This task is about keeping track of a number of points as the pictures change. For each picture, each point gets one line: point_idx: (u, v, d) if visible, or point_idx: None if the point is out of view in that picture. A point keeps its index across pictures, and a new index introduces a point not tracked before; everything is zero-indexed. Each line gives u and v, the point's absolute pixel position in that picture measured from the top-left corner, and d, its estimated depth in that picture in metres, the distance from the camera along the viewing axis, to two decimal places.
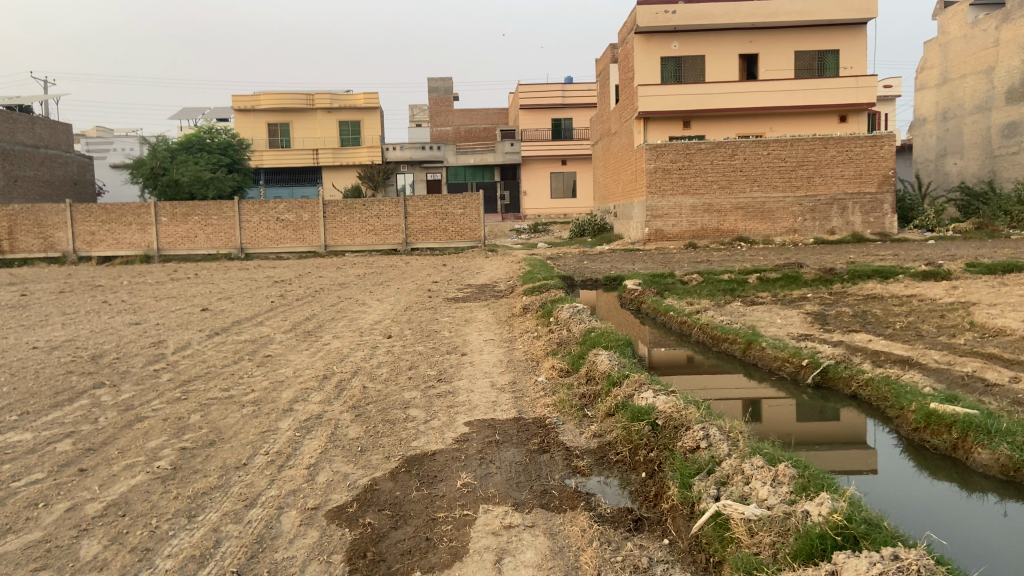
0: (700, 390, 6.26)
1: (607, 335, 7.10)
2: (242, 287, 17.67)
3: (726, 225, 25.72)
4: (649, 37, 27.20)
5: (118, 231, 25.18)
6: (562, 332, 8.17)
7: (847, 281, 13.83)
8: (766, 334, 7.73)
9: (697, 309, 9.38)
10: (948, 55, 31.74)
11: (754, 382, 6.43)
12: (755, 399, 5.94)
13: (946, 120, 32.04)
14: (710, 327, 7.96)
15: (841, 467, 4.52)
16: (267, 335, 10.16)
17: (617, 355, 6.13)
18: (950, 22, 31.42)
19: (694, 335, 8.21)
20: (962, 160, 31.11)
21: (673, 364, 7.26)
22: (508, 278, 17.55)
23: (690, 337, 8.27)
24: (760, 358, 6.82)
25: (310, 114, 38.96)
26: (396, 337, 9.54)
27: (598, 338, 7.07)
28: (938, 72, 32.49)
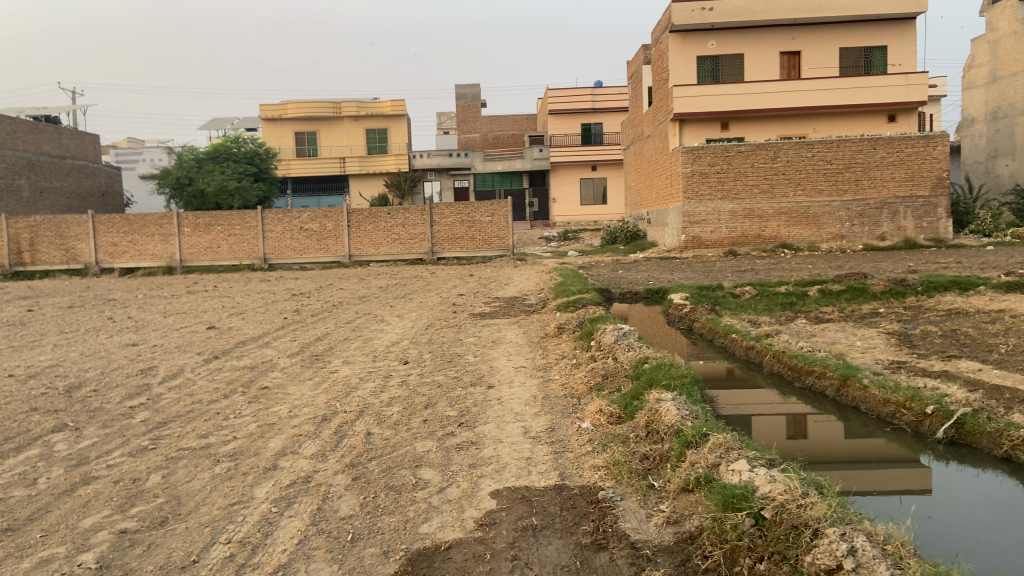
0: (790, 444, 4.99)
1: (666, 369, 5.77)
2: (258, 302, 16.62)
3: (768, 231, 24.17)
4: (685, 35, 25.75)
5: (140, 242, 24.41)
6: (607, 361, 6.88)
7: (921, 295, 12.30)
8: (860, 365, 6.38)
9: (768, 331, 7.88)
10: (997, 52, 29.89)
11: (861, 434, 5.12)
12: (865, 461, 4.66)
13: (995, 121, 30.17)
14: (788, 356, 6.62)
15: (993, 555, 3.34)
16: (270, 359, 8.99)
17: (685, 402, 4.81)
18: (999, 18, 29.55)
19: (766, 365, 6.86)
20: (1014, 162, 29.22)
21: (749, 402, 5.96)
22: (540, 290, 16.29)
23: (766, 369, 6.83)
24: (861, 400, 5.50)
25: (337, 122, 38.21)
26: (413, 363, 8.31)
27: (655, 373, 5.75)
28: (987, 71, 30.60)
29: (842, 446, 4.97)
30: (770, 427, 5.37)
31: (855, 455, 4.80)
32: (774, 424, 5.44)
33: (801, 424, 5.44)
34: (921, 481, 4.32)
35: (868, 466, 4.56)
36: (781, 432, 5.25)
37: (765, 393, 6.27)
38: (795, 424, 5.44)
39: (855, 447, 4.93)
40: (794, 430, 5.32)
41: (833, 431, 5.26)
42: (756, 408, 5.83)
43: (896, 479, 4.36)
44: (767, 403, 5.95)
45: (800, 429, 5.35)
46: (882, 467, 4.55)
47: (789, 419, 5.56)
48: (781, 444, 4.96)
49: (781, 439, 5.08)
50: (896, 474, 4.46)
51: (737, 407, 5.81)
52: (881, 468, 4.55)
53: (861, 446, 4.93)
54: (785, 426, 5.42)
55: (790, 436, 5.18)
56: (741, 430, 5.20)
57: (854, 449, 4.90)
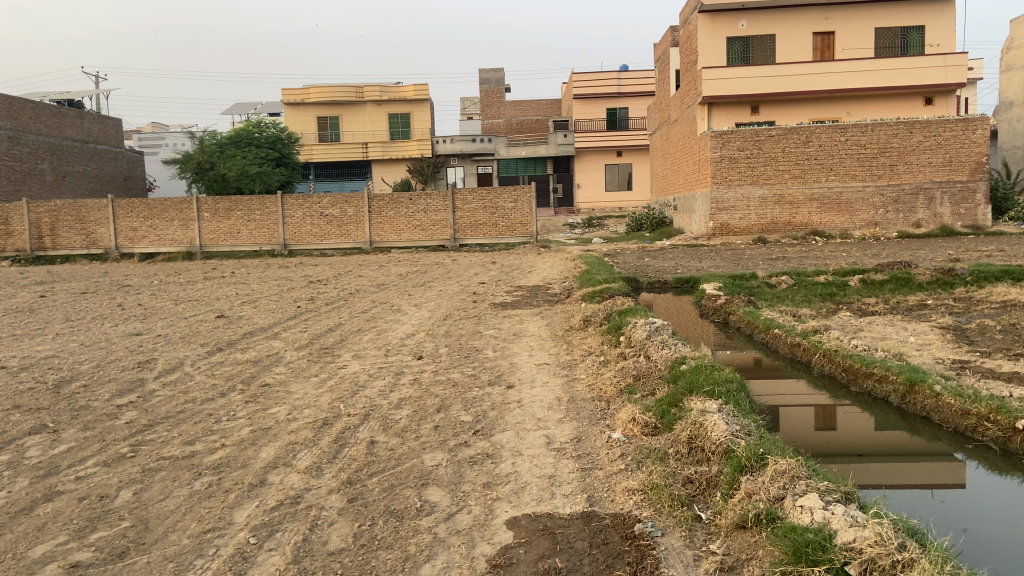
0: (829, 445, 4.60)
1: (709, 372, 5.09)
2: (274, 289, 16.16)
3: (799, 218, 23.25)
4: (715, 15, 24.80)
5: (160, 227, 24.09)
6: (638, 359, 6.23)
7: (973, 285, 11.41)
8: (924, 367, 5.67)
9: (816, 326, 7.10)
10: None
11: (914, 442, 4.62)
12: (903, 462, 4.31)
13: None
14: (842, 357, 5.88)
15: None
16: (276, 352, 8.44)
17: (735, 415, 4.14)
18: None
19: (816, 366, 6.14)
20: None
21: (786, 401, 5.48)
22: (564, 278, 15.61)
23: (818, 372, 6.08)
24: (930, 409, 4.83)
25: (359, 107, 37.67)
26: (428, 359, 7.71)
27: (696, 376, 5.06)
28: None
29: (873, 438, 4.73)
30: (797, 418, 5.09)
31: (883, 447, 4.57)
32: (801, 415, 5.18)
33: (830, 416, 5.16)
34: (983, 492, 3.85)
35: (895, 461, 4.34)
36: (808, 423, 5.00)
37: (798, 386, 5.89)
38: (825, 416, 5.17)
39: (884, 439, 4.69)
40: (823, 421, 5.06)
41: (882, 436, 4.75)
42: (787, 398, 5.54)
43: (926, 472, 4.15)
44: (797, 394, 5.65)
45: (829, 420, 5.09)
46: (912, 461, 4.33)
47: (817, 410, 5.27)
48: (810, 435, 4.74)
49: (810, 430, 4.83)
50: (925, 468, 4.23)
51: (765, 397, 5.52)
52: (911, 462, 4.34)
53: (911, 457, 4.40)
54: (813, 417, 5.15)
55: (818, 428, 4.92)
56: (780, 434, 4.71)
57: (885, 442, 4.65)
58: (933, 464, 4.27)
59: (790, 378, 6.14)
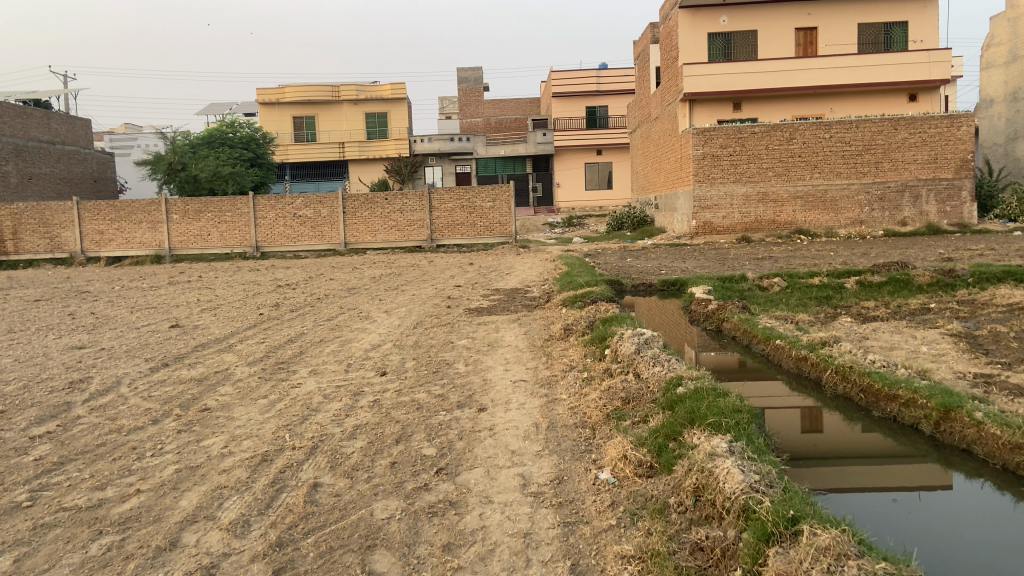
0: (812, 447, 4.48)
1: (716, 400, 4.29)
2: (240, 295, 15.28)
3: (783, 216, 22.73)
4: (696, 10, 24.21)
5: (127, 230, 23.06)
6: (627, 377, 5.51)
7: (974, 286, 10.80)
8: (942, 382, 5.12)
9: (824, 337, 6.39)
10: (1018, 29, 28.39)
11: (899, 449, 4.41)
12: (883, 463, 4.24)
13: (1016, 101, 28.69)
14: (863, 376, 5.16)
15: None
16: (226, 369, 7.62)
17: (749, 461, 3.41)
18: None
19: (828, 385, 5.44)
20: None
21: (776, 411, 5.14)
22: (545, 281, 14.87)
23: (831, 394, 5.37)
24: (949, 434, 4.29)
25: (335, 105, 36.76)
26: (392, 375, 6.94)
27: (697, 403, 4.30)
28: (1007, 49, 29.08)
29: (859, 441, 4.59)
30: (783, 420, 4.95)
31: (865, 449, 4.48)
32: (788, 416, 5.03)
33: (815, 418, 5.01)
34: (1001, 522, 3.49)
35: (873, 462, 4.27)
36: (794, 426, 4.84)
37: (800, 400, 5.39)
38: (811, 417, 5.01)
39: (875, 445, 4.51)
40: (811, 424, 4.89)
41: (863, 440, 4.60)
42: (771, 399, 5.42)
43: (909, 476, 4.06)
44: (779, 396, 5.52)
45: (815, 422, 4.93)
46: (891, 462, 4.27)
47: (803, 412, 5.13)
48: (796, 438, 4.61)
49: (795, 432, 4.72)
50: (908, 469, 4.16)
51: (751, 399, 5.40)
52: (900, 464, 4.23)
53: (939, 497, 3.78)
54: (799, 419, 4.99)
55: (804, 429, 4.80)
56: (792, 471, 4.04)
57: (866, 442, 4.56)
58: (906, 465, 4.21)
59: (798, 399, 5.46)
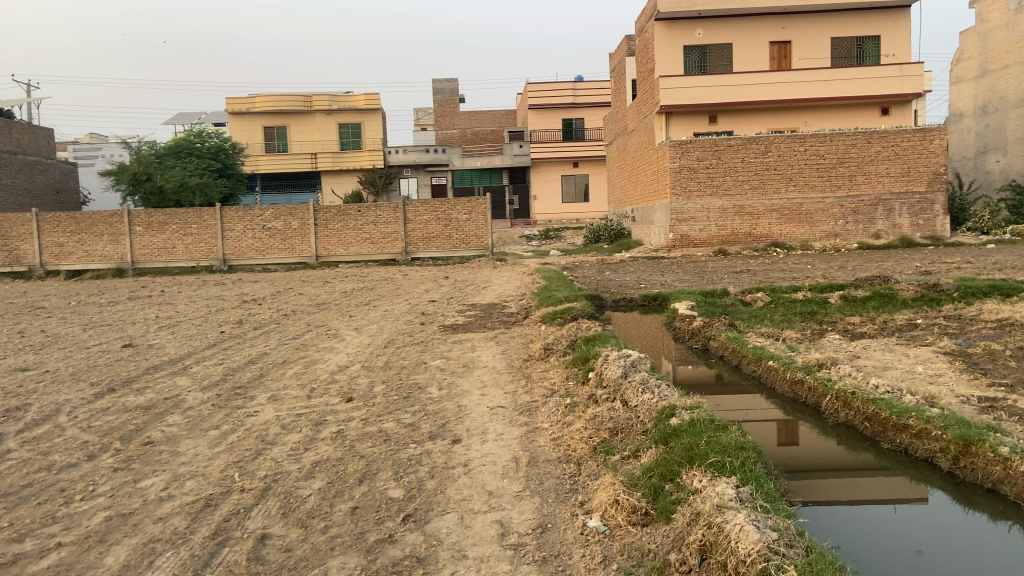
0: (788, 458, 4.39)
1: (726, 439, 3.80)
2: (204, 310, 14.66)
3: (759, 229, 22.55)
4: (671, 22, 24.07)
5: (88, 242, 22.25)
6: (614, 405, 5.06)
7: (960, 301, 10.53)
8: (947, 407, 4.76)
9: (820, 359, 5.98)
10: (988, 44, 28.68)
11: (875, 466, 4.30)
12: (857, 475, 4.19)
13: (986, 115, 28.94)
14: (878, 406, 4.64)
15: None
16: (177, 395, 7.06)
17: (766, 517, 2.96)
18: (990, 9, 28.32)
19: (829, 413, 5.02)
20: (1005, 157, 28.01)
21: (757, 428, 4.94)
22: (522, 296, 14.41)
23: (833, 423, 4.95)
24: (971, 474, 3.89)
25: (307, 116, 36.13)
26: (358, 401, 6.44)
27: (700, 443, 3.80)
28: (977, 64, 29.36)
29: (834, 454, 4.51)
30: (761, 432, 4.87)
31: (836, 460, 4.43)
32: (765, 429, 4.96)
33: (792, 431, 4.93)
34: (989, 547, 3.34)
35: (849, 475, 4.20)
36: (769, 438, 4.73)
37: (796, 427, 5.01)
38: (787, 430, 4.92)
39: (859, 465, 4.33)
40: (788, 437, 4.78)
41: (840, 456, 4.49)
42: (746, 413, 5.34)
43: (883, 488, 4.01)
44: (755, 409, 5.45)
45: (791, 436, 4.84)
46: (864, 474, 4.20)
47: (780, 424, 5.06)
48: (774, 451, 4.47)
49: (771, 444, 4.62)
50: (883, 482, 4.09)
51: (726, 412, 5.32)
52: (872, 477, 4.18)
53: (924, 518, 3.64)
54: (776, 433, 4.90)
55: (780, 442, 4.71)
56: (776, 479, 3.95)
57: (837, 455, 4.51)
58: (878, 479, 4.14)
59: (796, 427, 5.03)
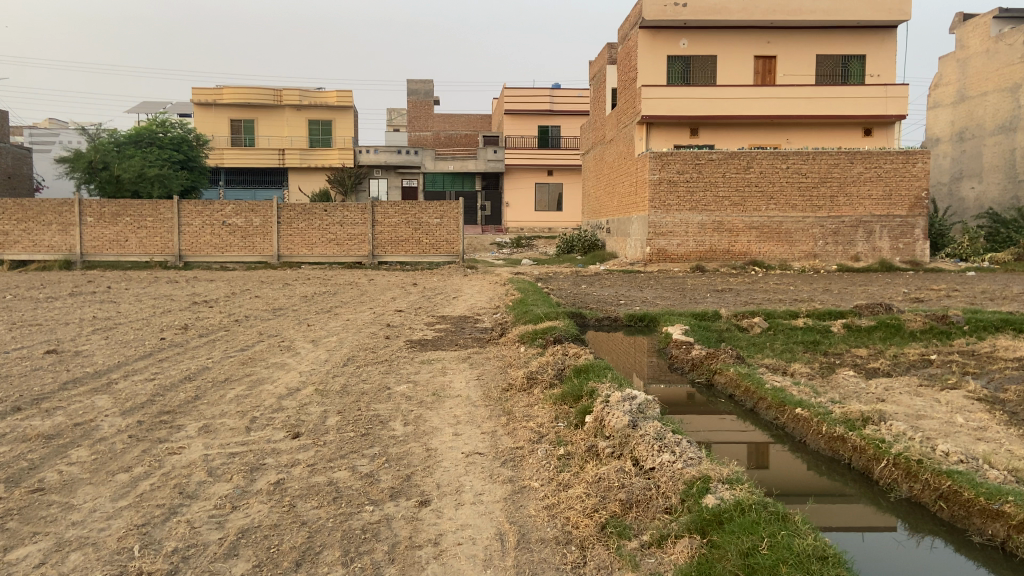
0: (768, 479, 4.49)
1: (805, 546, 2.89)
2: (150, 311, 13.35)
3: (737, 247, 21.82)
4: (655, 31, 23.34)
5: (35, 231, 20.69)
6: (634, 467, 4.08)
7: (972, 336, 9.74)
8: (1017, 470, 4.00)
9: (869, 412, 5.02)
10: (967, 70, 28.48)
11: (853, 498, 4.31)
12: (824, 498, 4.29)
13: (962, 141, 28.74)
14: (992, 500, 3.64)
15: None
16: (92, 421, 5.91)
17: None
18: (971, 36, 28.17)
19: (894, 493, 4.22)
20: (980, 184, 27.76)
21: (737, 455, 4.92)
22: (496, 309, 13.38)
23: (895, 499, 4.17)
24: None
25: (276, 110, 34.75)
26: (307, 439, 5.35)
27: (760, 560, 2.82)
28: (955, 89, 29.18)
29: (807, 478, 4.59)
30: (731, 454, 4.93)
31: (806, 483, 4.51)
32: (735, 451, 5.01)
33: (762, 453, 5.01)
34: None
35: (822, 500, 4.25)
36: (742, 461, 4.80)
37: (848, 507, 4.19)
38: (758, 453, 5.00)
39: (825, 489, 4.43)
40: (842, 513, 4.09)
41: (816, 484, 4.50)
42: (720, 435, 5.40)
43: (855, 514, 4.09)
44: (732, 432, 5.51)
45: (762, 458, 4.91)
46: (828, 500, 4.26)
47: (750, 447, 5.11)
48: (750, 474, 4.51)
49: (748, 466, 4.70)
50: (849, 509, 4.17)
51: (702, 434, 5.39)
52: (842, 503, 4.25)
53: (892, 548, 3.71)
54: (748, 455, 4.96)
55: (754, 465, 4.77)
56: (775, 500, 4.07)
57: (808, 478, 4.59)
58: (842, 504, 4.22)
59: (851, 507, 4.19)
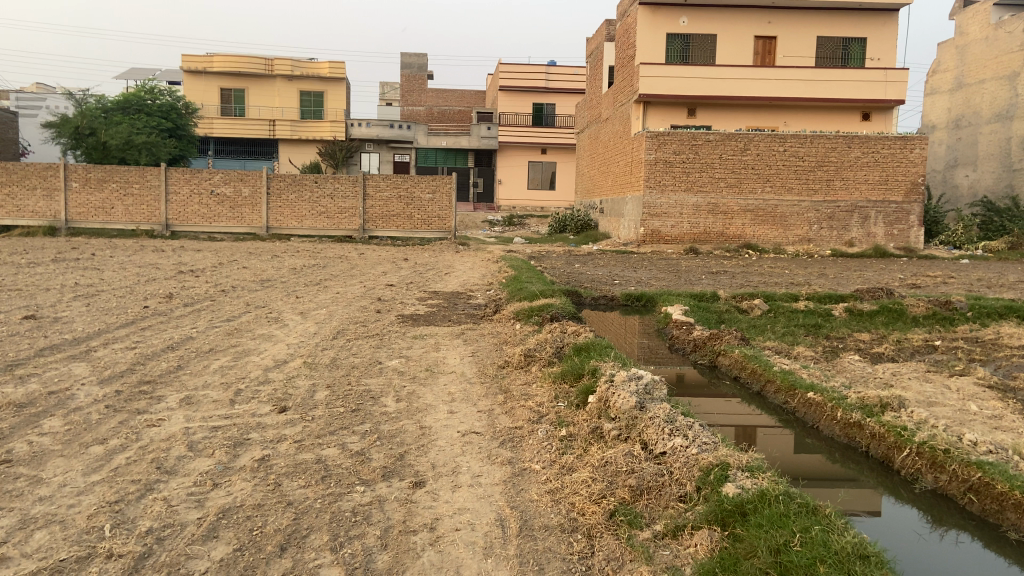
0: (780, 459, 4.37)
1: (843, 541, 2.69)
2: (134, 280, 12.99)
3: (732, 229, 21.61)
4: (655, 8, 22.90)
5: (18, 196, 20.20)
6: (650, 454, 3.81)
7: (975, 323, 9.57)
8: None
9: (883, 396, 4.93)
10: (965, 57, 28.23)
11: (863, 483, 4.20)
12: (829, 480, 4.17)
13: (958, 128, 28.54)
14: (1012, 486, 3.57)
15: None
16: (67, 390, 5.61)
17: None
18: (971, 22, 27.90)
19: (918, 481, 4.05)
20: (974, 172, 27.60)
21: (743, 436, 4.78)
22: (489, 286, 13.11)
23: (920, 490, 4.00)
24: None
25: (268, 80, 34.11)
26: (294, 413, 5.07)
27: (798, 555, 2.62)
28: (953, 76, 28.93)
29: (809, 461, 4.47)
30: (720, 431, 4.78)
31: (809, 465, 4.39)
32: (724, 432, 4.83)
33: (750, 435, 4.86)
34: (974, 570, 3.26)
35: (826, 482, 4.13)
36: (743, 440, 4.67)
37: (870, 497, 4.01)
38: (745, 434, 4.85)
39: (830, 471, 4.32)
40: (865, 503, 3.91)
41: (824, 468, 4.38)
42: (723, 416, 5.24)
43: (840, 496, 3.97)
44: (732, 413, 5.36)
45: (753, 438, 4.77)
46: (825, 480, 4.14)
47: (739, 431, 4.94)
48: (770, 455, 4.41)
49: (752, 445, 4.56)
50: (848, 491, 4.06)
51: (706, 413, 5.23)
52: (848, 486, 4.15)
53: (900, 530, 3.62)
54: (752, 435, 4.82)
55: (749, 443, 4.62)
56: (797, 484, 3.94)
57: (811, 462, 4.47)
58: (846, 486, 4.12)
59: (868, 496, 4.04)
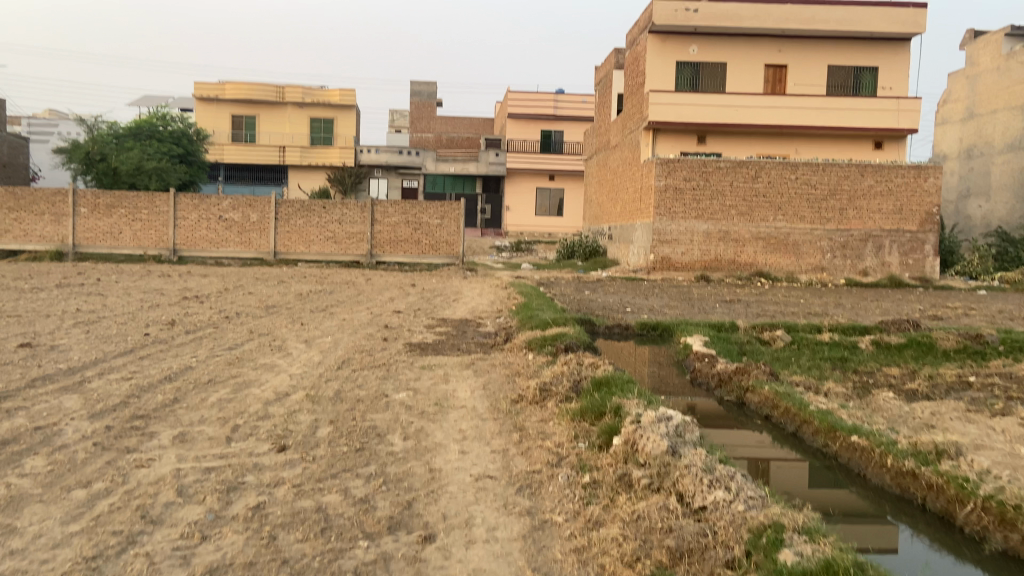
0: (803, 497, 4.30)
1: None
2: (138, 306, 12.70)
3: (744, 257, 21.25)
4: (665, 36, 22.79)
5: (26, 221, 20.04)
6: (687, 509, 3.46)
7: (1008, 357, 9.12)
8: None
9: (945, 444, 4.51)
10: (977, 87, 28.00)
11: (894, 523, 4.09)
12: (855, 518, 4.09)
13: (970, 158, 28.23)
14: None
15: None
16: (55, 424, 5.25)
17: None
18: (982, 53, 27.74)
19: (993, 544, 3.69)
20: (987, 202, 27.21)
21: (764, 471, 4.70)
22: (499, 314, 12.77)
23: (991, 553, 3.66)
24: None
25: (278, 106, 34.17)
26: (294, 453, 4.69)
27: None
28: (964, 106, 28.68)
29: (834, 497, 4.40)
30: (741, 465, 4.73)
31: (834, 501, 4.32)
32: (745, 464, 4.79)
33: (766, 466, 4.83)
34: None
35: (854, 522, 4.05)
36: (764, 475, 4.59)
37: (897, 535, 3.93)
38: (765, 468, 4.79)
39: (856, 508, 4.24)
40: (895, 542, 3.82)
41: (852, 506, 4.28)
42: (747, 449, 5.14)
43: (870, 533, 3.89)
44: (754, 447, 5.23)
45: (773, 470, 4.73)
46: (850, 519, 4.07)
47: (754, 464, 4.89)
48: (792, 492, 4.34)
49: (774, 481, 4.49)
50: (875, 528, 3.98)
51: (729, 447, 5.14)
52: (875, 523, 4.06)
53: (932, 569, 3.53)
54: (773, 470, 4.73)
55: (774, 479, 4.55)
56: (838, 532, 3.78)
57: (835, 497, 4.40)
58: (873, 524, 4.03)
59: (925, 552, 3.75)
